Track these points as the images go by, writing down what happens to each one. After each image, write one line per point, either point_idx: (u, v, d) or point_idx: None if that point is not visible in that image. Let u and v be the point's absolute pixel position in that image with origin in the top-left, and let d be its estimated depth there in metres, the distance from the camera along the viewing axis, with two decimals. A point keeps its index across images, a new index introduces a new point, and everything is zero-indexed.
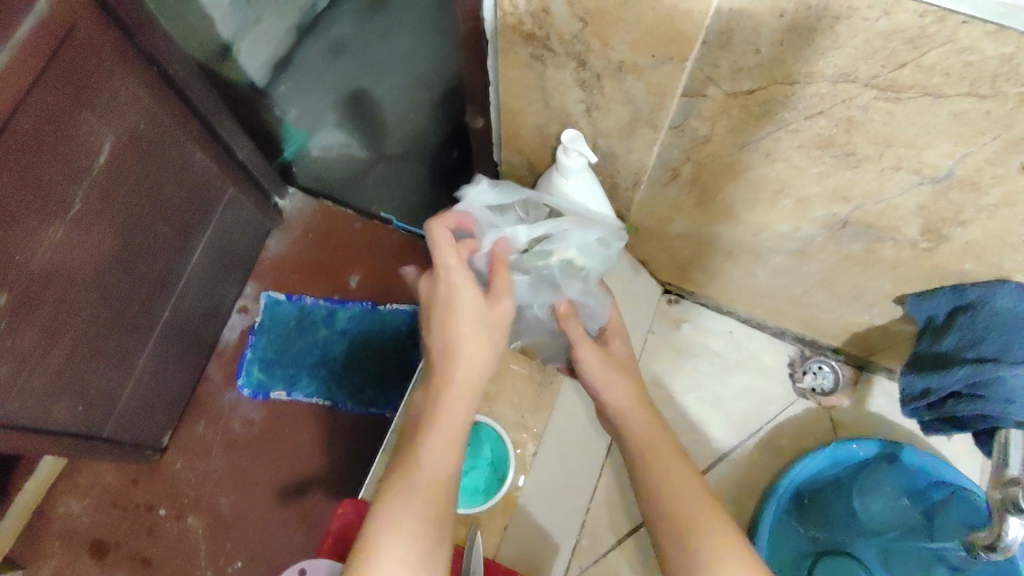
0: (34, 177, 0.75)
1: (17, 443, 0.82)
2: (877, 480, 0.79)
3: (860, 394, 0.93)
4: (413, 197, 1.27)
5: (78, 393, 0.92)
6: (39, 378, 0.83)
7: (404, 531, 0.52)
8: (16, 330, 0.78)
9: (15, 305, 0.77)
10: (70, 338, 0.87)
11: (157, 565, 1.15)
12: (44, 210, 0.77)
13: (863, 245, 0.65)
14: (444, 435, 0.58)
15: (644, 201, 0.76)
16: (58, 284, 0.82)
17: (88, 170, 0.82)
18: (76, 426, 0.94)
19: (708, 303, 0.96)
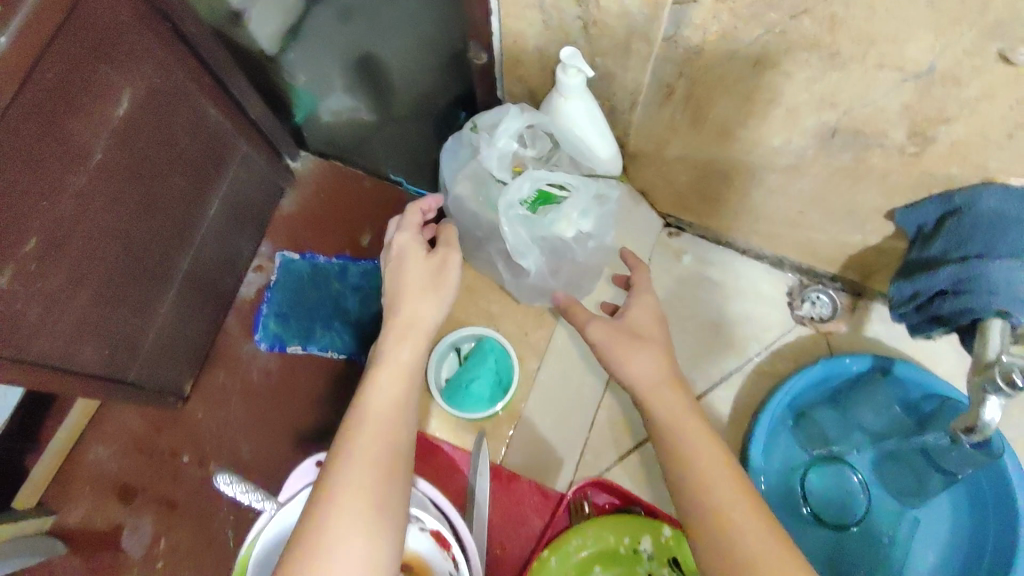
0: (56, 128, 0.77)
1: (46, 383, 0.88)
2: (870, 393, 0.82)
3: (857, 320, 0.95)
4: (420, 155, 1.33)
5: (104, 337, 0.97)
6: (65, 322, 0.88)
7: (356, 483, 0.53)
8: (44, 274, 0.83)
9: (41, 252, 0.81)
10: (95, 284, 0.91)
11: (182, 507, 1.22)
12: (66, 158, 0.80)
13: (853, 155, 0.68)
14: (395, 378, 0.60)
15: (641, 123, 0.79)
16: (83, 231, 0.86)
17: (108, 120, 0.84)
18: (103, 369, 0.99)
19: (709, 234, 0.99)
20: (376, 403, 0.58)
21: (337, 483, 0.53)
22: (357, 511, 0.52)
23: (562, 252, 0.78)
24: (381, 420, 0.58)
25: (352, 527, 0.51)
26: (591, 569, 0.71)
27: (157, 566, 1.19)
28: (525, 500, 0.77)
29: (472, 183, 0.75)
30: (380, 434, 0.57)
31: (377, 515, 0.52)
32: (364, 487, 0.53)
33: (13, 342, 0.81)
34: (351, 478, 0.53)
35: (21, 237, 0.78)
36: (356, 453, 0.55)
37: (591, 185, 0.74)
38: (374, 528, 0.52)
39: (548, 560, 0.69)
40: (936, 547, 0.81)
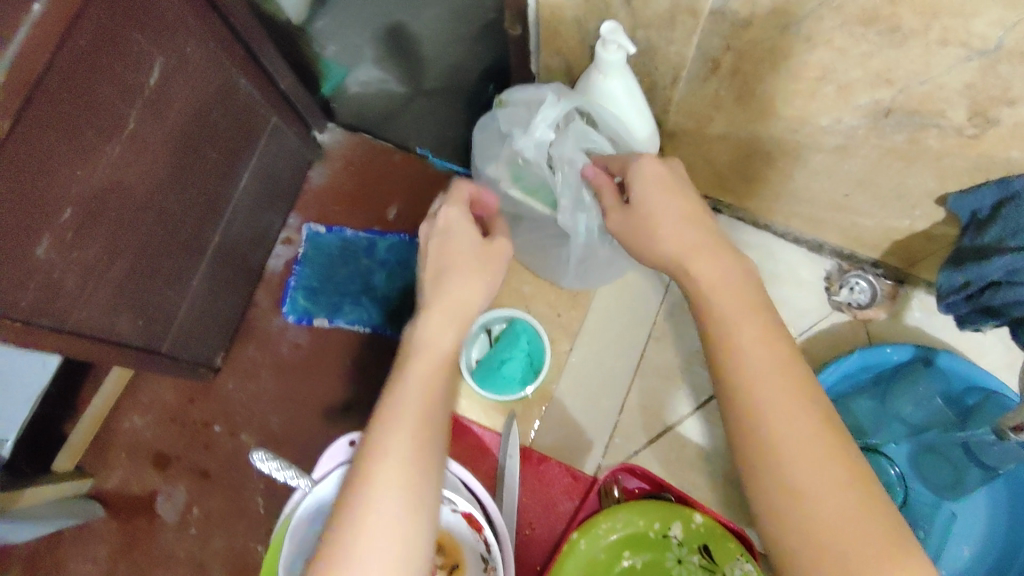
0: (90, 97, 0.77)
1: (85, 350, 0.89)
2: (911, 381, 0.79)
3: (898, 307, 0.92)
4: (449, 133, 1.31)
5: (138, 307, 0.99)
6: (102, 290, 0.89)
7: (385, 493, 0.49)
8: (81, 243, 0.83)
9: (78, 221, 0.82)
10: (128, 254, 0.92)
11: (215, 476, 1.25)
12: (103, 127, 0.80)
13: (906, 135, 0.65)
14: (430, 363, 0.56)
15: (682, 99, 0.76)
16: (117, 200, 0.87)
17: (141, 91, 0.84)
18: (139, 337, 1.01)
19: (746, 216, 0.96)
20: (407, 400, 0.54)
21: (366, 494, 0.49)
22: (386, 523, 0.49)
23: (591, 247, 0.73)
24: (414, 418, 0.53)
25: (383, 539, 0.48)
26: (621, 554, 0.70)
27: (190, 532, 1.23)
28: (556, 483, 0.77)
29: (508, 168, 0.72)
30: (414, 428, 0.52)
31: (408, 525, 0.49)
32: (398, 492, 0.50)
33: (52, 312, 0.82)
34: (382, 485, 0.50)
35: (57, 209, 0.78)
36: (388, 458, 0.51)
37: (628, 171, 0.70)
38: (407, 537, 0.49)
39: (577, 542, 0.68)
40: (972, 542, 0.79)
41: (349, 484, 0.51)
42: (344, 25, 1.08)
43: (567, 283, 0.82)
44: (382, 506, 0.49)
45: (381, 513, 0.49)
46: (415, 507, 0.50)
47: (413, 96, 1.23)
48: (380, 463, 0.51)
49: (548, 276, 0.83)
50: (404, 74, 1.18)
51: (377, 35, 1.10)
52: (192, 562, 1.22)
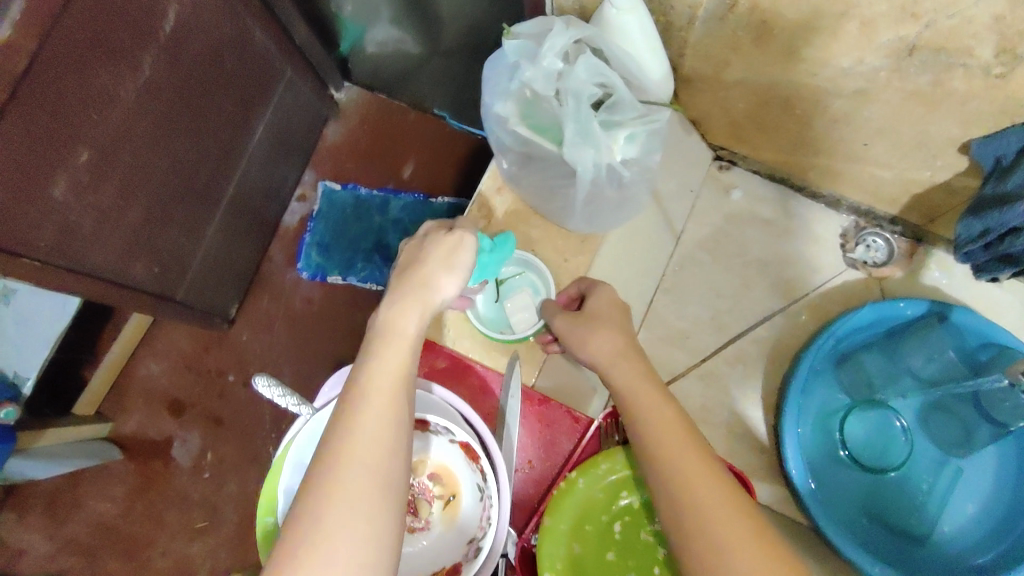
0: (106, 41, 0.77)
1: (103, 296, 0.91)
2: (925, 337, 0.78)
3: (915, 266, 0.90)
4: (465, 94, 1.28)
5: (153, 255, 1.00)
6: (117, 235, 0.91)
7: (350, 468, 0.50)
8: (97, 186, 0.84)
9: (93, 163, 0.82)
10: (143, 201, 0.93)
11: (228, 423, 1.28)
12: (118, 71, 0.80)
13: (931, 77, 0.62)
14: (398, 347, 0.57)
15: (699, 41, 0.74)
16: (131, 146, 0.87)
17: (155, 36, 0.84)
18: (155, 285, 1.02)
19: (763, 170, 0.94)
20: (375, 379, 0.55)
21: (330, 471, 0.49)
22: (351, 497, 0.49)
23: (603, 188, 0.71)
24: (380, 398, 0.54)
25: (347, 512, 0.48)
26: (618, 495, 0.71)
27: (204, 476, 1.27)
28: (557, 424, 0.75)
29: (518, 104, 0.71)
30: (374, 417, 0.52)
31: (373, 500, 0.49)
32: (365, 469, 0.50)
33: (71, 253, 0.84)
34: (346, 462, 0.50)
35: (73, 149, 0.79)
36: (346, 458, 0.50)
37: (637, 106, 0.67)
38: (371, 510, 0.49)
39: (576, 480, 0.69)
40: (977, 500, 0.78)
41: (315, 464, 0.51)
42: None
43: (576, 227, 0.80)
44: (346, 479, 0.49)
45: (346, 486, 0.49)
46: (382, 480, 0.50)
47: (429, 58, 1.21)
48: (344, 445, 0.51)
49: (557, 219, 0.81)
50: (421, 37, 1.16)
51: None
52: (207, 504, 1.26)
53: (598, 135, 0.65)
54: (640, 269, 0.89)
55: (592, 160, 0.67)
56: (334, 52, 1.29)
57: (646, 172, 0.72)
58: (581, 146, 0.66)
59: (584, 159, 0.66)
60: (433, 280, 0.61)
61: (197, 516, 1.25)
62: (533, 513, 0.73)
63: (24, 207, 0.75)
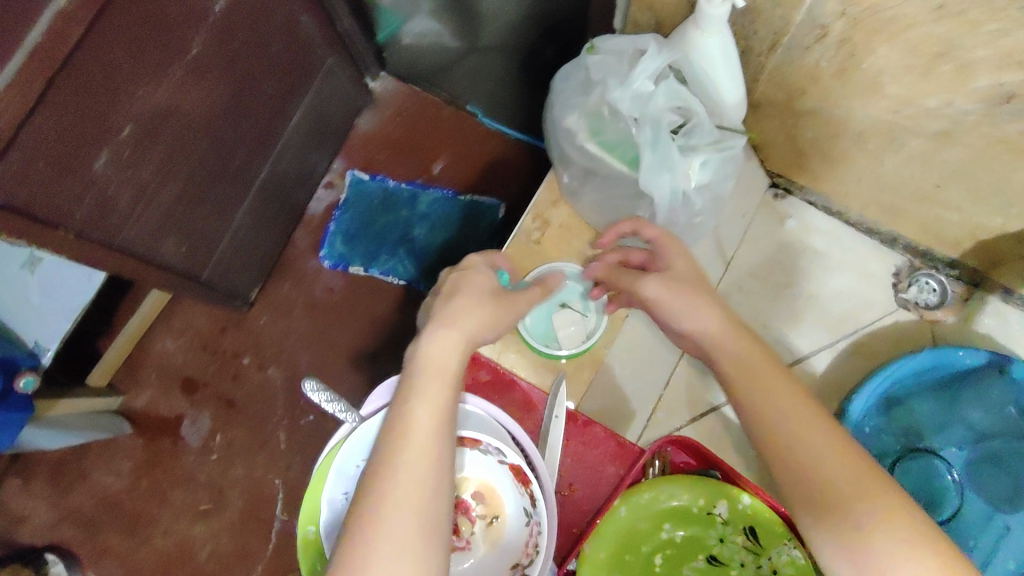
0: (162, 17, 0.75)
1: (133, 272, 0.89)
2: (986, 387, 0.76)
3: (968, 311, 0.88)
4: (499, 93, 1.26)
5: (184, 234, 0.98)
6: (152, 211, 0.89)
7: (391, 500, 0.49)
8: (138, 161, 0.82)
9: (137, 138, 0.80)
10: (179, 180, 0.91)
11: (239, 407, 1.27)
12: (170, 48, 0.78)
13: (1023, 127, 0.60)
14: (435, 383, 0.56)
15: (776, 68, 0.72)
16: (174, 124, 0.85)
17: (209, 15, 0.82)
18: (182, 264, 1.00)
19: (818, 201, 0.91)
20: (416, 417, 0.53)
21: (375, 503, 0.49)
22: (395, 528, 0.48)
23: (669, 212, 0.70)
24: (421, 432, 0.53)
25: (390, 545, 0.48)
26: (660, 526, 0.68)
27: (212, 457, 1.25)
28: (600, 449, 0.72)
29: (591, 120, 0.69)
30: (418, 457, 0.51)
31: (412, 531, 0.49)
32: (406, 500, 0.49)
33: (105, 228, 0.82)
34: (387, 493, 0.50)
35: (118, 125, 0.76)
36: (390, 503, 0.49)
37: (717, 134, 0.66)
38: (411, 542, 0.48)
39: (618, 508, 0.66)
40: (1020, 557, 0.75)
41: (359, 495, 0.51)
42: None
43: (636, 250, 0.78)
44: (390, 527, 0.48)
45: (389, 534, 0.48)
46: (425, 528, 0.49)
47: (466, 53, 1.18)
48: (385, 478, 0.50)
49: (612, 239, 0.79)
50: (461, 30, 1.13)
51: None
52: (213, 486, 1.24)
53: (676, 159, 0.64)
54: None
55: (668, 184, 0.65)
56: (372, 39, 1.26)
57: (712, 200, 0.71)
58: (658, 168, 0.64)
59: (660, 182, 0.65)
60: (468, 318, 0.60)
61: (202, 497, 1.24)
62: (573, 540, 0.71)
63: (67, 183, 0.73)
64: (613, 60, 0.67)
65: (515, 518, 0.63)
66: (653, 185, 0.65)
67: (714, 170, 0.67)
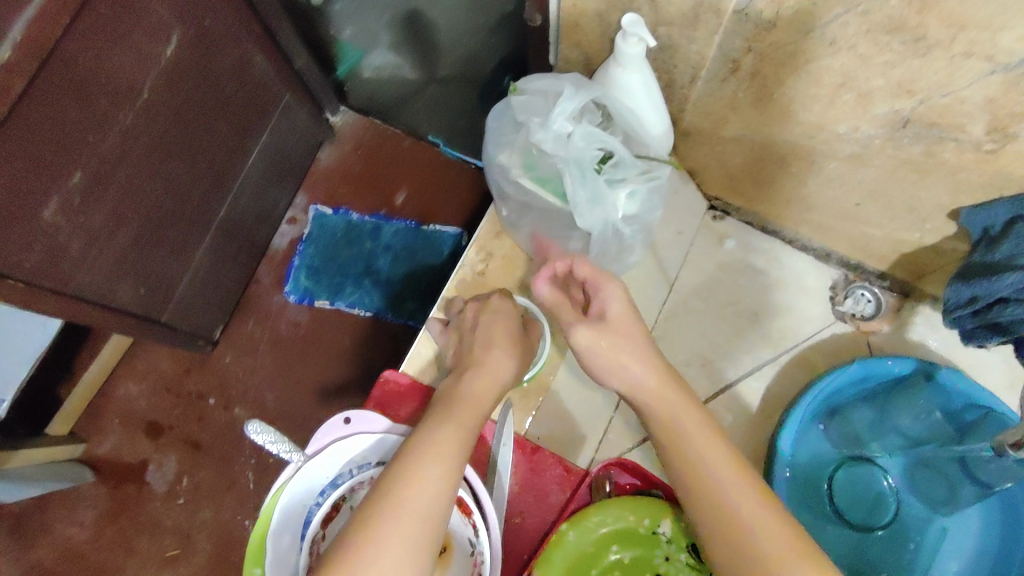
0: (107, 66, 0.77)
1: (89, 317, 0.89)
2: (912, 395, 0.80)
3: (901, 319, 0.92)
4: (460, 122, 1.30)
5: (141, 276, 0.98)
6: (106, 256, 0.89)
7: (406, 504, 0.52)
8: (88, 208, 0.83)
9: (86, 185, 0.81)
10: (135, 222, 0.92)
11: (206, 448, 1.26)
12: (117, 95, 0.80)
13: (923, 148, 0.64)
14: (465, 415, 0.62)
15: (699, 98, 0.76)
16: (125, 168, 0.86)
17: (156, 61, 0.84)
18: (140, 307, 1.00)
19: (756, 221, 0.95)
20: (437, 439, 0.58)
21: (377, 532, 0.50)
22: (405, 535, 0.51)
23: (603, 241, 0.73)
24: (437, 457, 0.56)
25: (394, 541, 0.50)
26: (609, 548, 0.69)
27: (179, 502, 1.24)
28: (547, 474, 0.74)
29: (522, 156, 0.72)
30: (436, 475, 0.55)
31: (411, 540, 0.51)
32: (424, 512, 0.53)
33: (58, 274, 0.82)
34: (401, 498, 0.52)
35: (67, 171, 0.77)
36: (399, 512, 0.52)
37: (641, 165, 0.69)
38: None
39: (567, 533, 0.68)
40: (961, 558, 0.79)
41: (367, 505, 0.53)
42: (360, 10, 1.10)
43: None
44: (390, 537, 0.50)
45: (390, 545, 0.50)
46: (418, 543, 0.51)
47: (426, 84, 1.24)
48: (390, 511, 0.52)
49: None
50: (420, 63, 1.19)
51: (395, 21, 1.12)
52: (181, 531, 1.22)
53: (604, 191, 0.68)
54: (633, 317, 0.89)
55: (599, 214, 0.69)
56: (333, 77, 1.30)
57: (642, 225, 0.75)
58: (587, 201, 0.68)
59: (592, 214, 0.68)
60: (498, 365, 0.69)
61: (169, 544, 1.22)
62: (522, 566, 0.71)
63: (14, 230, 0.73)
64: (537, 100, 0.70)
65: (462, 544, 0.64)
66: (586, 217, 0.69)
67: (642, 199, 0.71)
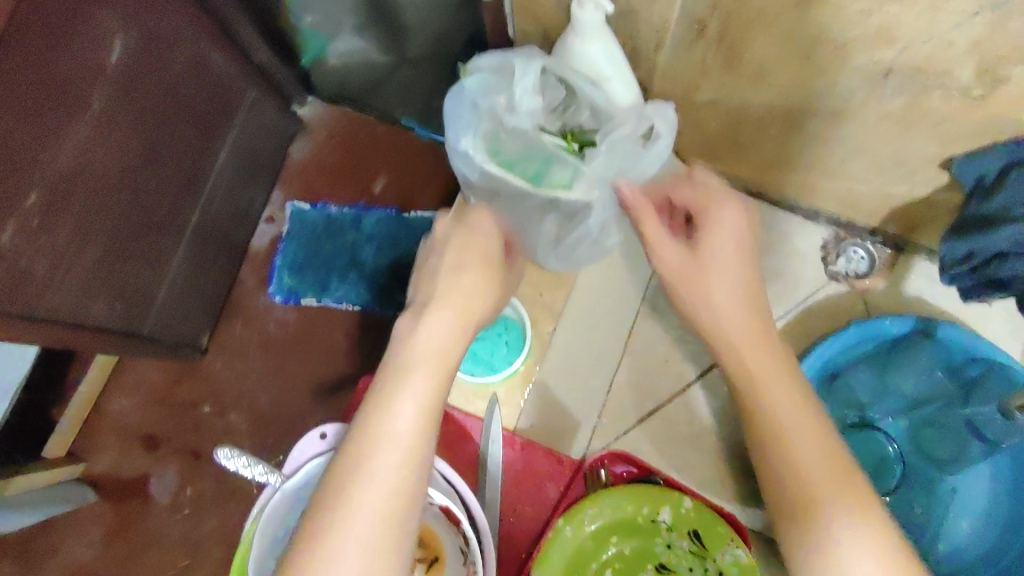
0: (51, 75, 0.72)
1: (63, 339, 0.85)
2: (912, 355, 0.76)
3: (896, 276, 0.88)
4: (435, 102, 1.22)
5: (117, 292, 0.94)
6: (76, 275, 0.85)
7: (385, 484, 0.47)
8: (49, 227, 0.79)
9: (45, 203, 0.77)
10: (102, 237, 0.87)
11: (205, 458, 1.23)
12: (64, 107, 0.75)
13: (908, 98, 0.60)
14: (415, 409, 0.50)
15: (667, 65, 0.71)
16: (85, 181, 0.82)
17: (105, 67, 0.79)
18: (120, 323, 0.96)
19: (738, 184, 0.90)
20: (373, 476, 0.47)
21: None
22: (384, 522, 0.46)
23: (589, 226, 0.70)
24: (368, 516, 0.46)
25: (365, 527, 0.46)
26: (607, 540, 0.66)
27: (183, 513, 1.22)
28: (540, 470, 0.71)
29: (484, 140, 0.66)
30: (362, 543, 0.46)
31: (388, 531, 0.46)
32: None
33: (24, 299, 0.77)
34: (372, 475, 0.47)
35: (23, 191, 0.73)
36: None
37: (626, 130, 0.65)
38: None
39: (562, 528, 0.65)
40: (972, 518, 0.76)
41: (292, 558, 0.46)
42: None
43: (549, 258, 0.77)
44: None
45: None
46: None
47: (397, 66, 1.15)
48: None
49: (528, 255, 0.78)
50: (387, 45, 1.10)
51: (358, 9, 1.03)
52: (188, 542, 1.20)
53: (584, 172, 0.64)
54: (620, 295, 0.86)
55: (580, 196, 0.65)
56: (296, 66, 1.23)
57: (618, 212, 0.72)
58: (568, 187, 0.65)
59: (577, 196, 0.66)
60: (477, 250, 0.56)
61: (178, 555, 1.20)
62: (519, 566, 0.69)
63: None
64: (492, 79, 0.66)
65: (452, 554, 0.61)
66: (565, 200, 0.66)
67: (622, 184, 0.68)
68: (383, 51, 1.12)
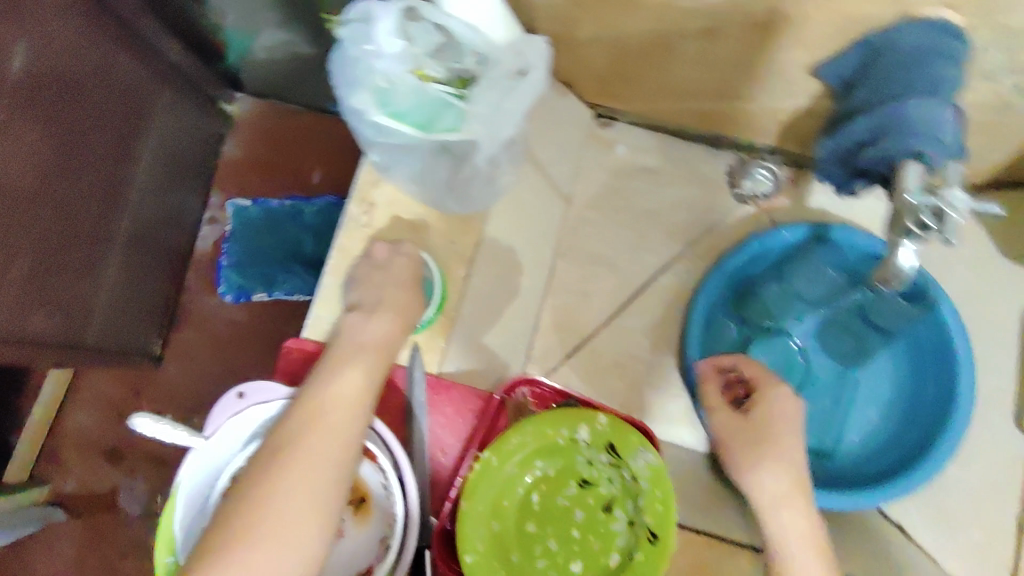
0: None
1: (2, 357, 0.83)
2: (809, 260, 0.78)
3: (799, 192, 0.91)
4: None
5: (52, 303, 0.91)
6: (8, 291, 0.82)
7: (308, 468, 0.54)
8: None
9: None
10: (29, 253, 0.84)
11: (171, 461, 1.23)
12: None
13: (766, 8, 0.62)
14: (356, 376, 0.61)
15: (543, 2, 0.72)
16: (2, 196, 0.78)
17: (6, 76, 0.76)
18: (58, 334, 0.93)
19: (643, 120, 0.93)
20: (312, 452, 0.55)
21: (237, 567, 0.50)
22: (311, 497, 0.53)
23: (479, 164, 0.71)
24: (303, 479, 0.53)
25: (288, 507, 0.52)
26: (531, 463, 0.67)
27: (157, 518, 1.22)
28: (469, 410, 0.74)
29: (373, 92, 0.67)
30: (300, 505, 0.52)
31: (317, 502, 0.53)
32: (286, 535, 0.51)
33: None
34: (295, 464, 0.54)
35: None
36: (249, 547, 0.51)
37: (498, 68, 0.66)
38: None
39: (489, 458, 0.66)
40: (879, 408, 0.82)
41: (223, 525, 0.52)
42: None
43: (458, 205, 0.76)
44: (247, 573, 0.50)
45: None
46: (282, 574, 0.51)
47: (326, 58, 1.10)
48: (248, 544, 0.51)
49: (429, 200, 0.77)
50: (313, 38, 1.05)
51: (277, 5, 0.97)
52: None
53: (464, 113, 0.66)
54: (537, 239, 0.86)
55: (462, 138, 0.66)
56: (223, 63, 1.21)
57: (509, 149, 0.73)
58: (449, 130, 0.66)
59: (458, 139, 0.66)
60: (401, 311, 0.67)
61: None
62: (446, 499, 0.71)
63: None
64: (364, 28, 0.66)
65: (377, 491, 0.63)
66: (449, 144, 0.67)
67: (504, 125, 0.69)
68: (310, 47, 1.06)
